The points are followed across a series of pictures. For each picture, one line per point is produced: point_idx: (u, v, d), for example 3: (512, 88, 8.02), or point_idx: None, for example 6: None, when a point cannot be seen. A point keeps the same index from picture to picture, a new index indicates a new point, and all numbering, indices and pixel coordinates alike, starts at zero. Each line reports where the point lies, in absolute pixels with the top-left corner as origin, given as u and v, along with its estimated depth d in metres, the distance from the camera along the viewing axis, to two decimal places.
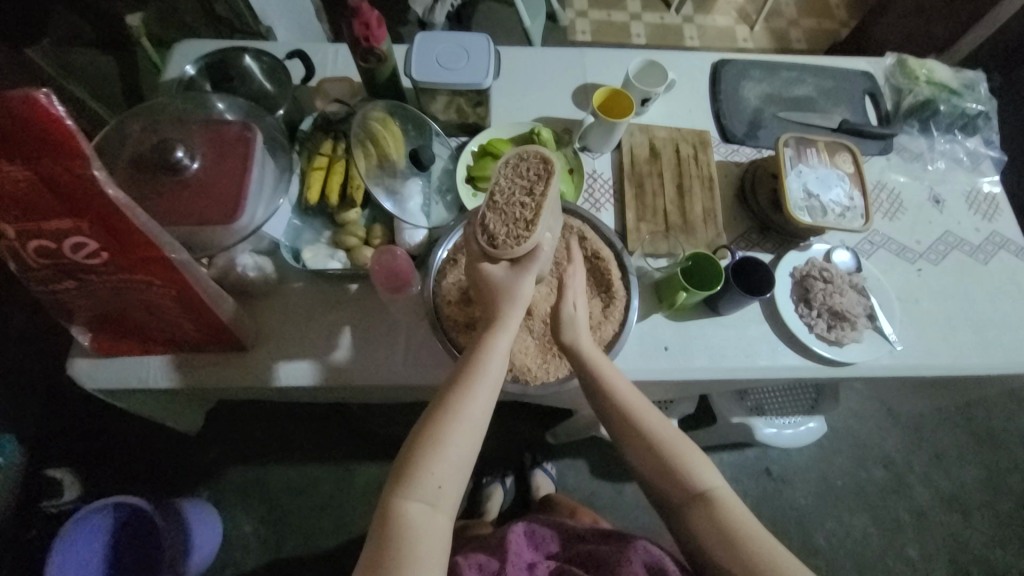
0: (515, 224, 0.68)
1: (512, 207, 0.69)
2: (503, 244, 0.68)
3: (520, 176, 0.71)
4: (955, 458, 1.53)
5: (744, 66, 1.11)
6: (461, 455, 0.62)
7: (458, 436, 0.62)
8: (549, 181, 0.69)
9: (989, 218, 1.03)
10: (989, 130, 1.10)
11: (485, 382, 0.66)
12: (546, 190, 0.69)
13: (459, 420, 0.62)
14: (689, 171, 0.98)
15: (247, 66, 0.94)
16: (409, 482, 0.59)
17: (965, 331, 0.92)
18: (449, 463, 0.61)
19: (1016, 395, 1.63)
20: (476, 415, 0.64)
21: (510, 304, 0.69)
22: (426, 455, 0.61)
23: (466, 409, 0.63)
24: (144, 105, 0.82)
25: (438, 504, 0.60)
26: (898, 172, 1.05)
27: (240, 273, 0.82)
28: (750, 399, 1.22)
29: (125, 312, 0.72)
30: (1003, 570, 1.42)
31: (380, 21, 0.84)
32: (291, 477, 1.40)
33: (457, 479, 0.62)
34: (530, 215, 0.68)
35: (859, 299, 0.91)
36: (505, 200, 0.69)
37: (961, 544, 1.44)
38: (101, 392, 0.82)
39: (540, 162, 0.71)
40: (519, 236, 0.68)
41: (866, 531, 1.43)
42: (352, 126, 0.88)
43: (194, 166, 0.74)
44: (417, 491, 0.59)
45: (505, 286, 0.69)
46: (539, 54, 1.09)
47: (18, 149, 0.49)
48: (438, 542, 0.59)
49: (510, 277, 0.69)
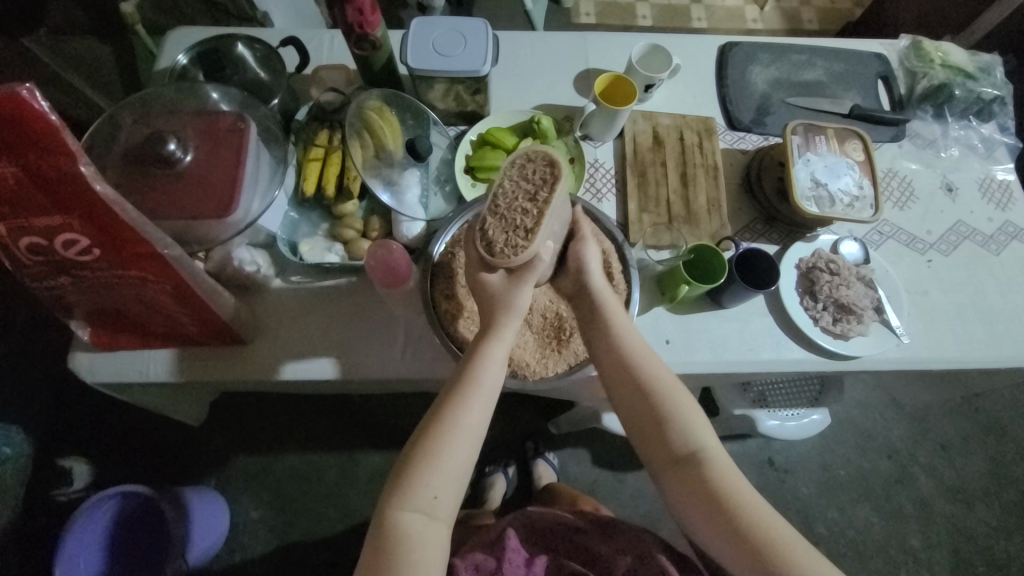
0: (514, 231, 0.67)
1: (512, 213, 0.68)
2: (499, 250, 0.67)
3: (525, 179, 0.69)
4: (960, 448, 1.52)
5: (752, 49, 1.08)
6: (459, 461, 0.62)
7: (455, 443, 0.62)
8: (554, 186, 0.67)
9: (1002, 206, 1.00)
10: (1006, 116, 1.06)
11: (480, 391, 0.65)
12: (546, 194, 0.67)
13: (455, 429, 0.62)
14: (694, 159, 0.96)
15: (240, 54, 0.92)
16: (405, 490, 0.60)
17: (975, 324, 0.90)
18: (446, 470, 0.61)
19: None
20: (472, 425, 0.64)
21: (506, 311, 0.69)
22: (423, 463, 0.61)
23: (463, 415, 0.63)
24: (136, 96, 0.80)
25: (434, 514, 0.60)
26: (910, 160, 1.02)
27: (237, 267, 0.81)
28: (753, 391, 1.21)
29: (122, 307, 0.72)
30: (1005, 559, 1.42)
31: (374, 6, 0.81)
32: (295, 466, 1.42)
33: (453, 486, 0.62)
34: (531, 222, 0.67)
35: (866, 291, 0.89)
36: (507, 205, 0.68)
37: (963, 534, 1.44)
38: (102, 386, 0.83)
39: (544, 165, 0.69)
40: (517, 243, 0.67)
41: (868, 520, 1.43)
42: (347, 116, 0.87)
43: (186, 159, 0.73)
44: (412, 502, 0.59)
45: (501, 296, 0.69)
46: (539, 39, 1.06)
47: (3, 146, 0.48)
48: (436, 548, 0.60)
49: (508, 283, 0.69)
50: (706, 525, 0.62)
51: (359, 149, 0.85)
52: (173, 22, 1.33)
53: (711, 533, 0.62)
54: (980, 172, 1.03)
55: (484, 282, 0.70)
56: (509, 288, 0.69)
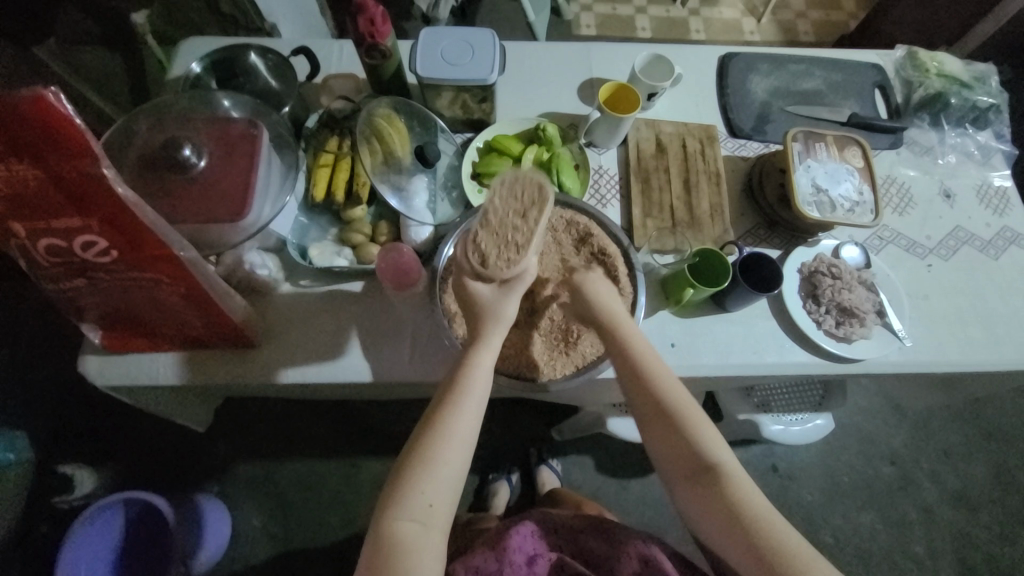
0: (505, 247, 0.70)
1: (504, 230, 0.70)
2: (490, 265, 0.69)
3: (515, 196, 0.70)
4: (964, 454, 1.53)
5: (752, 59, 1.10)
6: (451, 469, 0.63)
7: (445, 451, 0.63)
8: (543, 206, 0.69)
9: (999, 212, 1.02)
10: (1001, 124, 1.08)
11: (470, 399, 0.66)
12: (536, 212, 0.69)
13: (445, 437, 0.63)
14: (696, 165, 0.97)
15: (253, 63, 0.94)
16: (398, 500, 0.60)
17: (976, 327, 0.92)
18: (438, 479, 0.62)
19: None
20: (464, 434, 0.65)
21: (493, 321, 0.70)
22: (417, 473, 0.61)
23: (451, 424, 0.64)
24: (151, 103, 0.82)
25: (429, 522, 0.60)
26: (908, 167, 1.04)
27: (248, 271, 0.82)
28: (756, 396, 1.22)
29: (134, 309, 0.73)
30: (1009, 565, 1.42)
31: (386, 17, 0.83)
32: (298, 472, 1.41)
33: (447, 495, 0.62)
34: (522, 239, 0.69)
35: (868, 295, 0.90)
36: (499, 221, 0.70)
37: (968, 540, 1.43)
38: (111, 390, 0.83)
39: (536, 183, 0.71)
40: (507, 260, 0.69)
41: (873, 527, 1.43)
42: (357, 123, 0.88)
43: (200, 164, 0.74)
44: (407, 510, 0.60)
45: (490, 307, 0.70)
46: (544, 49, 1.09)
47: (27, 149, 0.50)
48: (432, 557, 0.59)
49: (498, 292, 0.71)
50: (727, 532, 0.62)
51: (368, 155, 0.85)
52: (183, 34, 1.36)
53: (733, 540, 0.61)
54: (976, 179, 1.05)
55: (473, 292, 0.71)
56: (499, 298, 0.70)
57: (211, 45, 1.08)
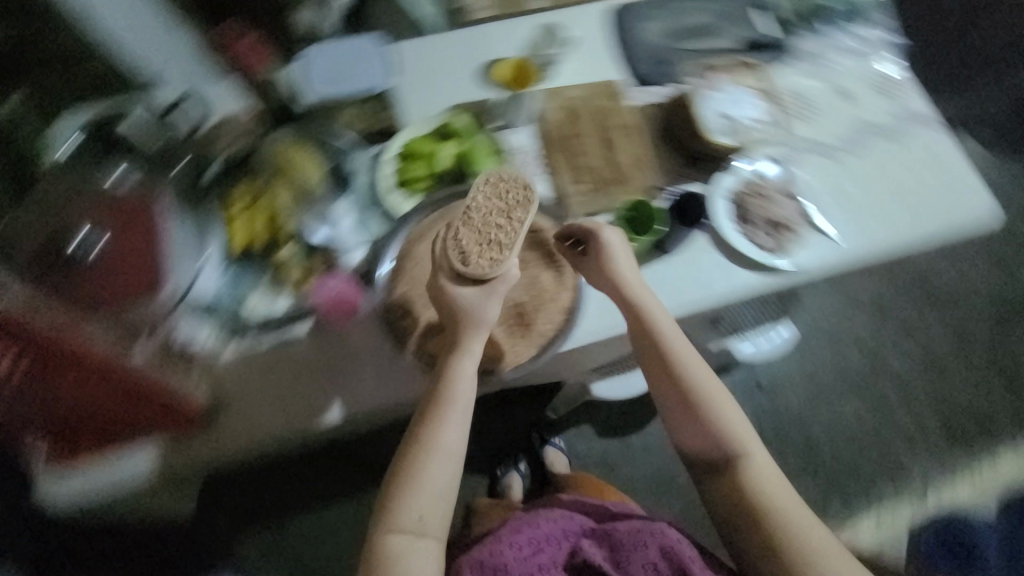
0: (488, 248, 0.70)
1: (485, 230, 0.71)
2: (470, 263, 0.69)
3: (500, 197, 0.72)
4: (920, 323, 1.68)
5: (640, 8, 1.12)
6: (445, 483, 0.68)
7: (441, 470, 0.68)
8: (528, 207, 0.72)
9: (891, 97, 1.10)
10: (870, 17, 1.17)
11: (454, 409, 0.69)
12: (522, 216, 0.71)
13: (430, 453, 0.67)
14: (613, 123, 0.99)
15: (133, 121, 0.86)
16: (389, 516, 0.67)
17: (895, 208, 1.00)
18: (426, 494, 0.67)
19: (957, 252, 1.78)
20: (452, 445, 0.69)
21: (474, 327, 0.70)
22: (404, 489, 0.67)
23: (442, 442, 0.68)
24: (31, 194, 0.76)
25: (422, 532, 0.67)
26: (802, 76, 1.10)
27: (187, 345, 0.76)
28: (723, 325, 1.20)
29: (77, 418, 0.68)
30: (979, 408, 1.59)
31: (261, 55, 0.91)
32: (304, 528, 1.36)
33: (435, 503, 0.68)
34: (505, 237, 0.70)
35: (789, 205, 0.97)
36: (482, 219, 0.71)
37: (932, 395, 1.60)
38: (77, 506, 0.77)
39: (522, 185, 0.73)
40: (490, 260, 0.69)
41: (856, 412, 1.56)
42: (262, 160, 0.89)
43: (100, 247, 0.70)
44: (397, 524, 0.66)
45: (469, 310, 0.69)
46: (435, 40, 1.05)
47: None
48: (425, 558, 0.67)
49: (480, 294, 0.69)
50: (744, 514, 0.75)
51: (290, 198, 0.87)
52: None
53: (745, 519, 0.74)
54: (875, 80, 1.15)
55: (447, 294, 0.69)
56: (478, 302, 0.69)
57: (93, 109, 0.92)
